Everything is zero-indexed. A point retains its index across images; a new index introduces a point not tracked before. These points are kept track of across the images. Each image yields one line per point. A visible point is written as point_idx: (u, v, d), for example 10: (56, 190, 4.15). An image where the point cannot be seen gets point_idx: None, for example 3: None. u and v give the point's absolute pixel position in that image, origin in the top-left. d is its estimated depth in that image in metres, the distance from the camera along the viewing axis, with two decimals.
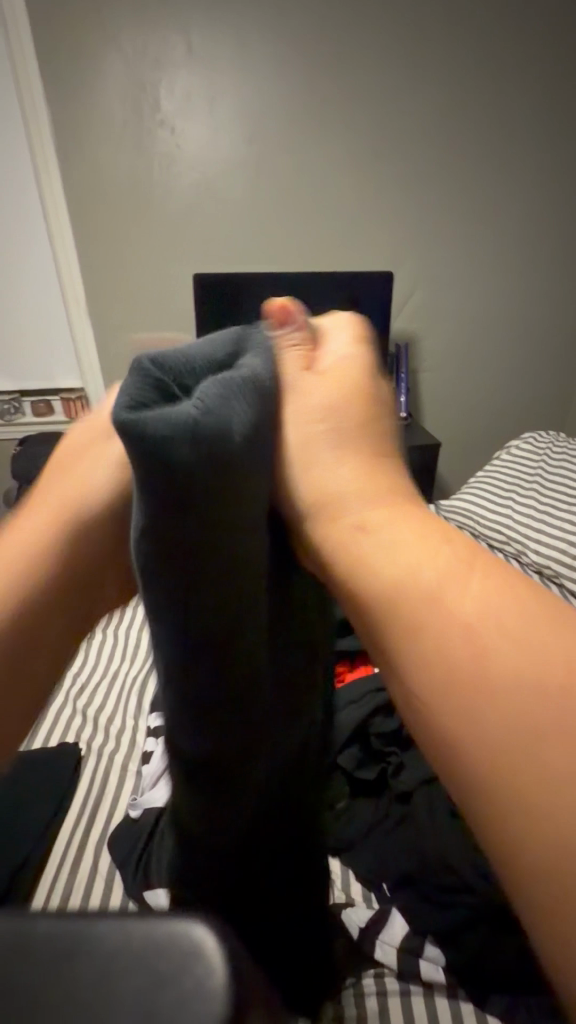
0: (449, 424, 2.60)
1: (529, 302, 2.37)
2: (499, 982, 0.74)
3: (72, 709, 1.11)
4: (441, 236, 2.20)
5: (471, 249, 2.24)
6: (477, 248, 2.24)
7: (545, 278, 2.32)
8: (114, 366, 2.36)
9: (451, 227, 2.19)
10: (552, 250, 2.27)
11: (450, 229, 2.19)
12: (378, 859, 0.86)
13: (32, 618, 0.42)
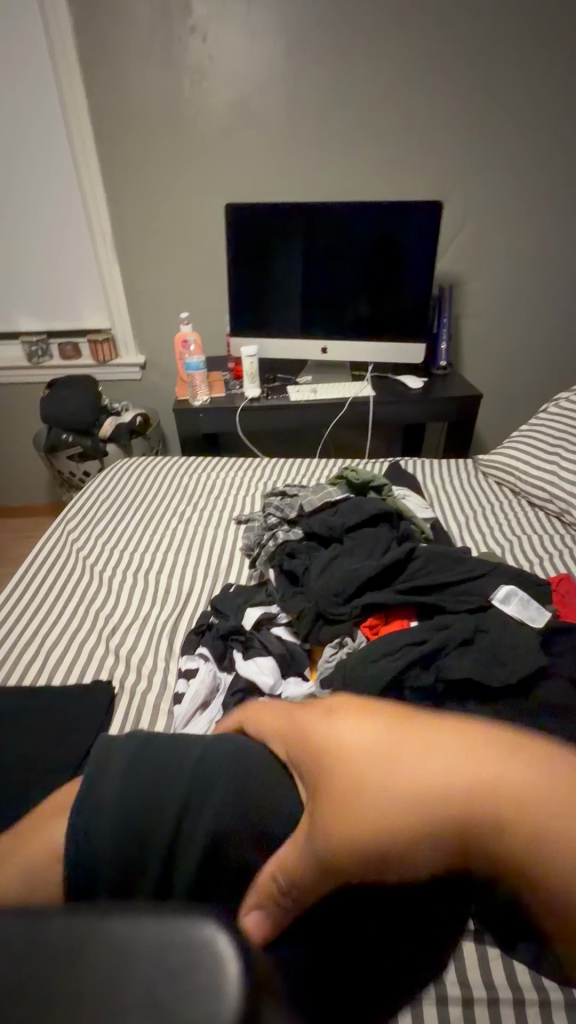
0: (495, 374, 2.41)
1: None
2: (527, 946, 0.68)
3: (105, 647, 1.12)
4: (498, 160, 1.98)
5: (531, 175, 2.01)
6: (538, 172, 2.01)
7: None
8: (142, 306, 2.26)
9: (510, 150, 1.97)
10: None
11: (508, 153, 1.97)
12: None
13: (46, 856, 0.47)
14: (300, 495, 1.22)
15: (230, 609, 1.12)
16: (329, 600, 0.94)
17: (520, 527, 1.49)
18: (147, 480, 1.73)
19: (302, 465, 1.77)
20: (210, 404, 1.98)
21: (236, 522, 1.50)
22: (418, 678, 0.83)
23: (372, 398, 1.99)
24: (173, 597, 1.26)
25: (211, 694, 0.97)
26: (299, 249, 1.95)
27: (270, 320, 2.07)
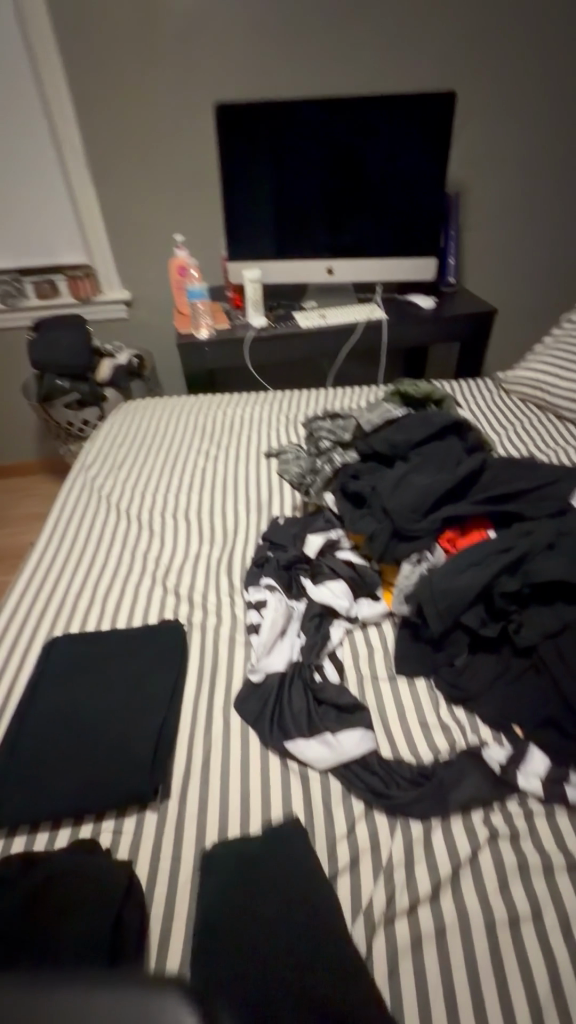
0: (501, 289, 2.32)
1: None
2: None
3: (162, 590, 1.08)
4: (510, 38, 1.78)
5: (545, 56, 1.82)
6: (553, 53, 1.82)
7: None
8: (124, 233, 2.04)
9: (526, 26, 1.76)
10: None
11: (521, 30, 1.77)
12: (506, 706, 0.80)
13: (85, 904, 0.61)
14: (351, 418, 1.21)
15: (289, 539, 1.10)
16: (405, 518, 0.95)
17: (554, 439, 1.48)
18: (161, 422, 1.63)
19: (323, 394, 1.70)
20: (214, 337, 1.85)
21: (267, 456, 1.44)
22: (507, 584, 0.84)
23: (385, 320, 1.90)
24: (221, 535, 1.21)
25: (288, 621, 0.95)
26: (300, 155, 1.77)
27: (271, 240, 1.91)
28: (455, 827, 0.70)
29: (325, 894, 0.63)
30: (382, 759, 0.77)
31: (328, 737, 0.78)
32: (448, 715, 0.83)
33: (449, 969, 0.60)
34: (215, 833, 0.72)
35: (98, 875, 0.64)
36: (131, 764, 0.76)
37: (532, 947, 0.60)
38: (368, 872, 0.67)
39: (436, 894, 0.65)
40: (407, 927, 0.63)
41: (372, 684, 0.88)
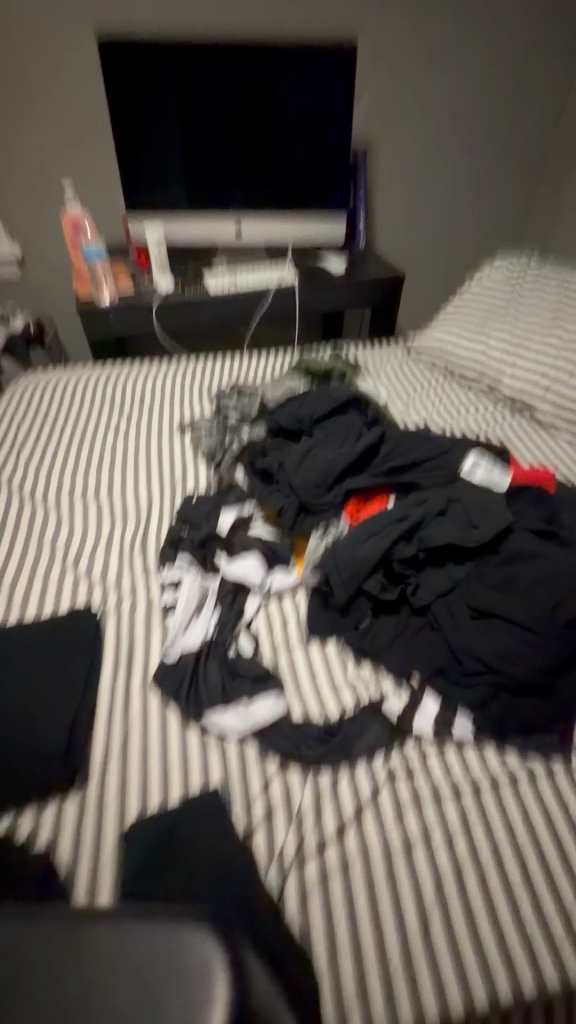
0: (410, 253, 2.35)
1: (507, 89, 2.01)
2: (517, 737, 0.80)
3: (74, 576, 1.05)
4: None
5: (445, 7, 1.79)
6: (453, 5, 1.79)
7: (528, 54, 1.95)
8: (6, 179, 1.83)
9: None
10: (537, 10, 1.86)
11: None
12: (403, 661, 0.88)
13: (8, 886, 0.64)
14: (259, 391, 1.22)
15: (201, 517, 1.10)
16: (311, 492, 0.98)
17: (456, 405, 1.57)
18: (64, 396, 1.53)
19: (237, 362, 1.66)
20: (118, 301, 1.74)
21: (179, 430, 1.41)
22: (404, 551, 0.91)
23: (297, 284, 1.87)
24: (134, 515, 1.19)
25: (203, 599, 0.97)
26: (198, 103, 1.65)
27: (174, 197, 1.80)
28: (359, 773, 0.79)
29: (243, 850, 0.69)
30: (294, 721, 0.83)
31: (241, 706, 0.83)
32: (354, 673, 0.90)
33: (352, 895, 0.68)
34: (136, 810, 0.75)
35: (20, 868, 0.65)
36: (46, 756, 0.76)
37: (420, 865, 0.70)
38: (281, 824, 0.74)
39: (342, 834, 0.73)
40: (316, 865, 0.70)
41: (285, 652, 0.93)
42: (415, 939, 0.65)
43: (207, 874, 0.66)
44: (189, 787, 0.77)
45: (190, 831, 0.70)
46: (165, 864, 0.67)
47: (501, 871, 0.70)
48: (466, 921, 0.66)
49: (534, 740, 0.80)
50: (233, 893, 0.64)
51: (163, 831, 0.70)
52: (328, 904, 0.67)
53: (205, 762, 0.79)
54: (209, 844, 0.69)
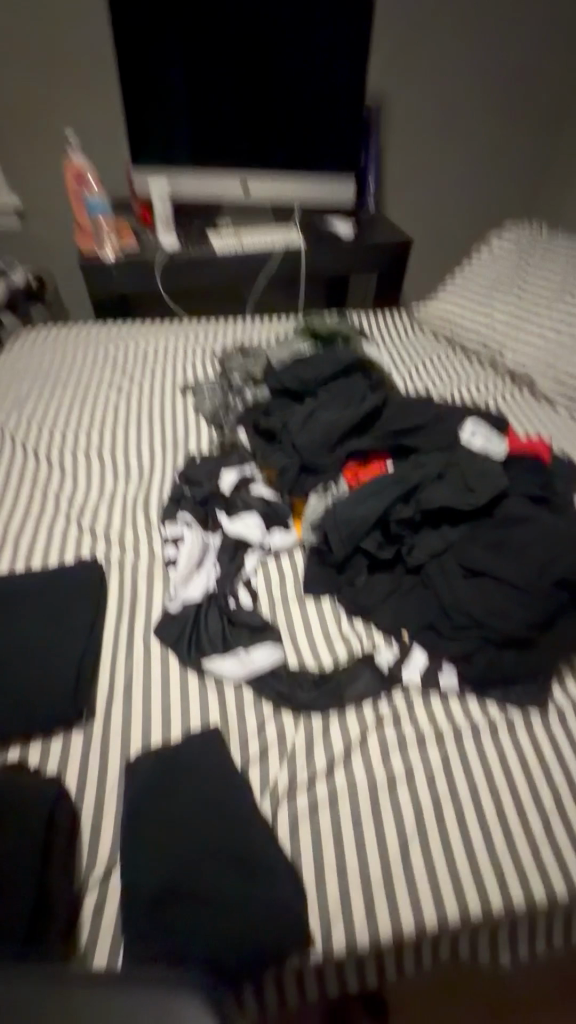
0: (419, 219, 2.30)
1: (528, 47, 1.94)
2: (500, 688, 0.85)
3: (78, 529, 1.08)
4: None
5: None
6: None
7: (550, 10, 1.88)
8: (7, 124, 1.77)
9: None
10: None
11: None
12: (396, 615, 0.92)
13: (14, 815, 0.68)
14: (264, 352, 1.22)
15: (203, 475, 1.12)
16: (313, 453, 1.01)
17: (459, 375, 1.57)
18: (66, 353, 1.52)
19: (240, 324, 1.65)
20: (121, 256, 1.71)
21: (182, 391, 1.41)
22: (400, 512, 0.94)
23: (304, 246, 1.84)
24: (136, 472, 1.21)
25: (204, 554, 1.00)
26: (206, 48, 1.60)
27: (179, 150, 1.76)
28: (348, 716, 0.83)
29: (237, 785, 0.74)
30: (290, 668, 0.87)
31: (240, 653, 0.87)
32: (348, 626, 0.94)
33: (338, 823, 0.73)
34: (139, 744, 0.79)
35: (30, 794, 0.70)
36: (54, 692, 0.80)
37: (403, 798, 0.75)
38: (274, 760, 0.78)
39: (331, 769, 0.78)
40: (306, 796, 0.75)
41: (283, 605, 0.97)
42: (396, 862, 0.71)
43: (203, 809, 0.71)
44: (189, 725, 0.82)
45: (188, 767, 0.75)
46: (164, 801, 0.72)
47: (477, 805, 0.75)
48: (443, 848, 0.72)
49: (515, 692, 0.85)
50: (227, 826, 0.70)
51: (162, 770, 0.75)
52: (315, 834, 0.72)
53: (203, 703, 0.84)
54: (205, 781, 0.74)
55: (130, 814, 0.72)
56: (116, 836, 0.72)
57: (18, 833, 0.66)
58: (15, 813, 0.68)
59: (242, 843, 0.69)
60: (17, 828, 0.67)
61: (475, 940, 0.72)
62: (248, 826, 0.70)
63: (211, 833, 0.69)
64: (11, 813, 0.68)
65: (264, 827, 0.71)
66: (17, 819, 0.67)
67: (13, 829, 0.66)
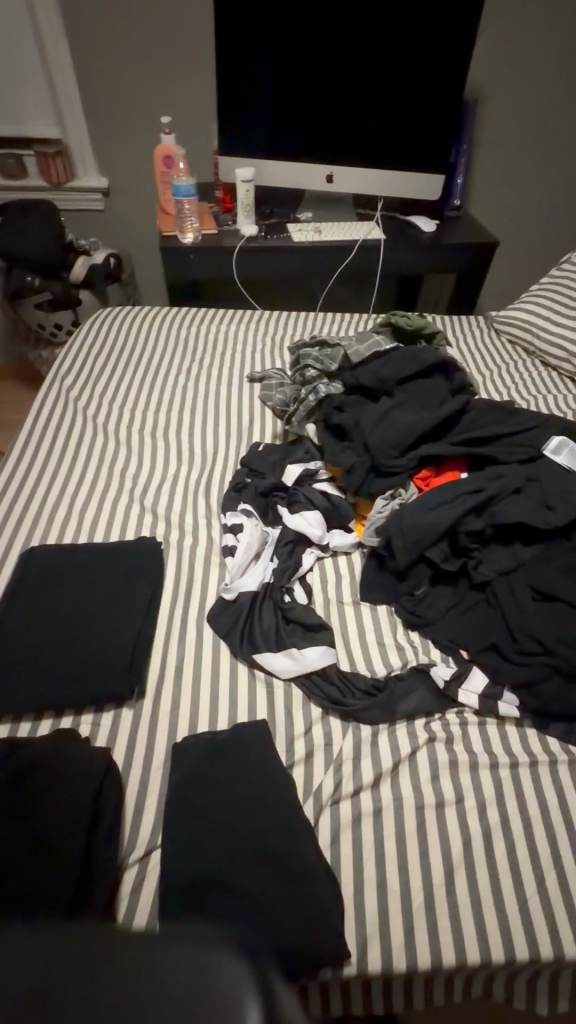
0: (505, 220, 2.19)
1: None
2: (564, 723, 0.80)
3: (140, 508, 1.09)
4: None
5: None
6: None
7: None
8: (103, 105, 1.80)
9: None
10: None
11: None
12: (456, 631, 0.88)
13: (62, 787, 0.68)
14: (341, 347, 1.20)
15: (267, 466, 1.11)
16: (385, 454, 0.98)
17: (537, 387, 1.49)
18: (140, 335, 1.54)
19: (312, 317, 1.63)
20: (200, 242, 1.72)
21: (249, 380, 1.40)
22: (471, 525, 0.90)
23: (383, 242, 1.79)
24: (199, 456, 1.21)
25: (262, 546, 0.99)
26: (300, 31, 1.56)
27: (263, 137, 1.73)
28: (399, 730, 0.80)
29: (284, 784, 0.73)
30: (342, 672, 0.85)
31: (293, 650, 0.85)
32: (404, 636, 0.91)
33: (381, 839, 0.71)
34: (186, 729, 0.79)
35: (83, 761, 0.71)
36: (110, 668, 0.81)
37: (451, 824, 0.72)
38: (320, 764, 0.77)
39: (378, 782, 0.75)
40: (350, 805, 0.73)
41: (337, 606, 0.95)
42: (438, 889, 0.67)
43: (246, 805, 0.70)
44: (235, 717, 0.81)
45: (236, 759, 0.74)
46: (208, 789, 0.72)
47: (531, 843, 0.71)
48: (490, 883, 0.68)
49: None
50: (268, 823, 0.69)
51: (208, 759, 0.74)
52: (358, 847, 0.70)
53: (251, 695, 0.83)
54: (250, 774, 0.73)
55: (175, 799, 0.71)
56: (159, 814, 0.72)
57: (65, 804, 0.67)
58: (64, 783, 0.68)
59: (283, 846, 0.67)
60: (66, 798, 0.67)
61: (515, 983, 0.68)
62: (289, 828, 0.69)
63: (251, 829, 0.68)
64: (59, 782, 0.68)
65: (308, 830, 0.69)
66: (64, 789, 0.68)
67: (59, 801, 0.67)
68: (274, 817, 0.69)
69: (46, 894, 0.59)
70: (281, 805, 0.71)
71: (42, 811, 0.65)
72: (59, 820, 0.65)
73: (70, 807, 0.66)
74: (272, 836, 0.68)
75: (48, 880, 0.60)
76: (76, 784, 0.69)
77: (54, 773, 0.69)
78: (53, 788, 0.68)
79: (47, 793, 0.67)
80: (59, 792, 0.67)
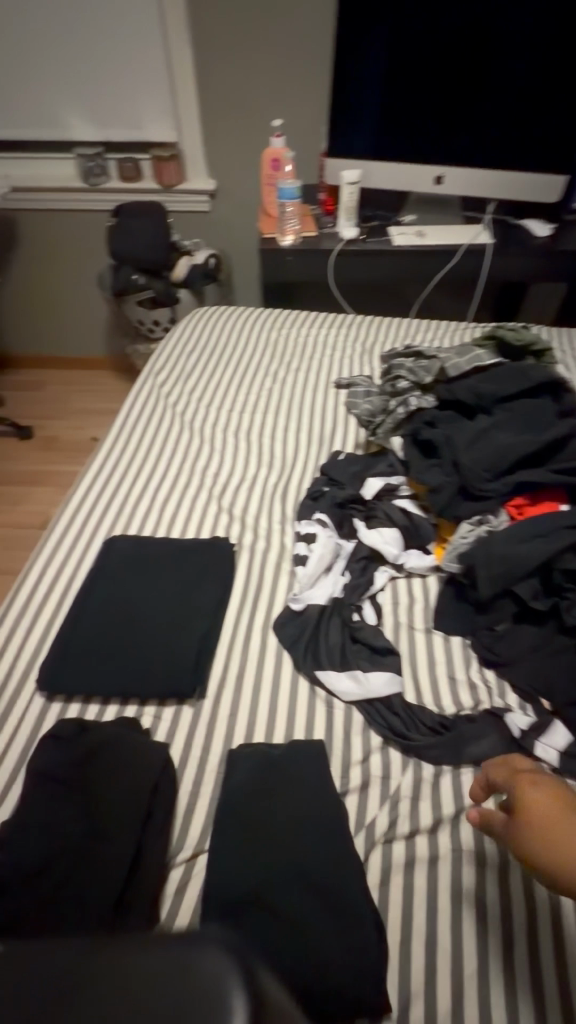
0: None
1: None
2: None
3: (217, 507, 1.11)
4: None
5: None
6: None
7: None
8: (219, 111, 1.86)
9: None
10: None
11: None
12: (539, 678, 0.80)
13: (120, 781, 0.71)
14: (437, 359, 1.14)
15: (346, 477, 1.08)
16: (477, 477, 0.91)
17: None
18: (231, 336, 1.57)
19: (406, 325, 1.57)
20: (299, 244, 1.72)
21: (336, 386, 1.38)
22: (568, 563, 0.81)
23: (490, 247, 1.69)
24: (279, 460, 1.21)
25: (334, 559, 0.97)
26: (419, 28, 1.51)
27: (371, 139, 1.69)
28: (464, 777, 0.74)
29: (336, 815, 0.70)
30: (408, 703, 0.81)
31: (357, 674, 0.83)
32: (478, 674, 0.85)
33: (434, 891, 0.66)
34: (241, 736, 0.79)
35: (142, 757, 0.73)
36: (176, 664, 0.83)
37: (515, 891, 0.66)
38: (375, 797, 0.73)
39: (436, 828, 0.70)
40: (403, 847, 0.69)
41: (408, 632, 0.90)
42: (495, 961, 0.61)
43: (295, 830, 0.68)
44: (292, 733, 0.79)
45: (290, 779, 0.73)
46: (260, 806, 0.70)
47: None
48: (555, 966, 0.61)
49: None
50: (317, 855, 0.66)
51: (260, 774, 0.73)
52: (409, 897, 0.66)
53: (310, 712, 0.81)
54: (303, 798, 0.71)
55: (225, 807, 0.71)
56: (208, 821, 0.72)
57: (121, 798, 0.69)
58: (123, 777, 0.71)
59: (329, 881, 0.64)
60: (123, 792, 0.69)
61: None
62: (336, 864, 0.66)
63: (297, 857, 0.66)
64: (118, 775, 0.71)
65: (357, 870, 0.66)
66: (123, 783, 0.70)
67: (116, 795, 0.69)
68: (323, 849, 0.67)
69: (94, 881, 0.62)
70: (331, 838, 0.68)
71: (101, 802, 0.69)
72: (114, 814, 0.68)
73: (125, 802, 0.69)
74: (319, 869, 0.65)
75: (97, 869, 0.63)
76: (134, 780, 0.71)
77: (115, 765, 0.72)
78: (113, 780, 0.71)
79: (106, 784, 0.70)
80: (117, 785, 0.70)
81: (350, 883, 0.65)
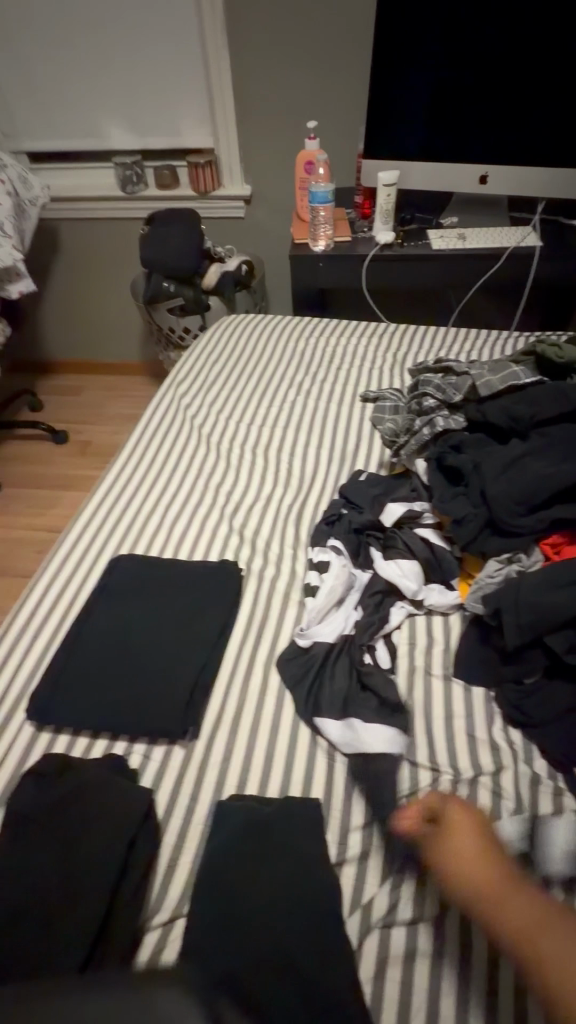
0: None
1: None
2: None
3: (228, 528, 1.05)
4: None
5: None
6: None
7: None
8: (255, 116, 1.82)
9: None
10: None
11: None
12: (572, 746, 0.70)
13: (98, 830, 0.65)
14: (469, 375, 1.05)
15: (365, 501, 1.00)
16: (507, 510, 0.82)
17: None
18: (257, 345, 1.52)
19: (441, 335, 1.47)
20: (332, 250, 1.65)
21: (362, 400, 1.30)
22: None
23: (537, 251, 1.57)
24: (296, 479, 1.15)
25: (347, 592, 0.90)
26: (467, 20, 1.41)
27: (411, 138, 1.60)
28: None
29: (329, 890, 0.62)
30: (419, 762, 0.73)
31: (363, 725, 0.75)
32: (501, 734, 0.75)
33: (436, 995, 0.57)
34: (233, 786, 0.73)
35: (124, 804, 0.68)
36: (169, 701, 0.78)
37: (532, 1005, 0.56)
38: (375, 871, 0.65)
39: (443, 916, 0.62)
40: (404, 936, 0.61)
41: (424, 678, 0.82)
42: None
43: (282, 903, 0.61)
44: (288, 786, 0.73)
45: (281, 842, 0.66)
46: (246, 869, 0.64)
47: None
48: None
49: None
50: (306, 936, 0.59)
51: (249, 833, 0.66)
52: (407, 997, 0.57)
53: (309, 764, 0.75)
54: (295, 866, 0.64)
55: (208, 867, 0.65)
56: (190, 882, 0.66)
57: (97, 850, 0.64)
58: (101, 825, 0.66)
59: (318, 969, 0.56)
60: (100, 843, 0.64)
61: None
62: (327, 950, 0.58)
63: (283, 935, 0.58)
64: (97, 824, 0.66)
65: (350, 959, 0.58)
66: (101, 832, 0.65)
67: (92, 845, 0.64)
68: (312, 929, 0.59)
69: (60, 944, 0.57)
70: (323, 916, 0.60)
71: (76, 852, 0.64)
72: (89, 866, 0.62)
73: (102, 854, 0.63)
74: (306, 954, 0.57)
75: (63, 930, 0.58)
76: (113, 830, 0.65)
77: (96, 811, 0.67)
78: (90, 827, 0.66)
79: (84, 831, 0.65)
80: (94, 834, 0.65)
81: (341, 975, 0.56)
